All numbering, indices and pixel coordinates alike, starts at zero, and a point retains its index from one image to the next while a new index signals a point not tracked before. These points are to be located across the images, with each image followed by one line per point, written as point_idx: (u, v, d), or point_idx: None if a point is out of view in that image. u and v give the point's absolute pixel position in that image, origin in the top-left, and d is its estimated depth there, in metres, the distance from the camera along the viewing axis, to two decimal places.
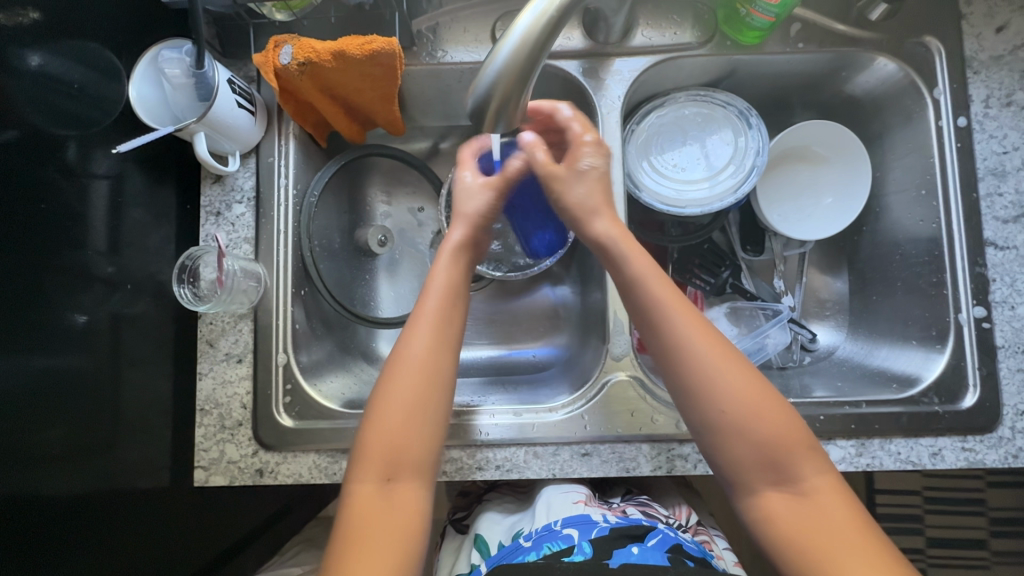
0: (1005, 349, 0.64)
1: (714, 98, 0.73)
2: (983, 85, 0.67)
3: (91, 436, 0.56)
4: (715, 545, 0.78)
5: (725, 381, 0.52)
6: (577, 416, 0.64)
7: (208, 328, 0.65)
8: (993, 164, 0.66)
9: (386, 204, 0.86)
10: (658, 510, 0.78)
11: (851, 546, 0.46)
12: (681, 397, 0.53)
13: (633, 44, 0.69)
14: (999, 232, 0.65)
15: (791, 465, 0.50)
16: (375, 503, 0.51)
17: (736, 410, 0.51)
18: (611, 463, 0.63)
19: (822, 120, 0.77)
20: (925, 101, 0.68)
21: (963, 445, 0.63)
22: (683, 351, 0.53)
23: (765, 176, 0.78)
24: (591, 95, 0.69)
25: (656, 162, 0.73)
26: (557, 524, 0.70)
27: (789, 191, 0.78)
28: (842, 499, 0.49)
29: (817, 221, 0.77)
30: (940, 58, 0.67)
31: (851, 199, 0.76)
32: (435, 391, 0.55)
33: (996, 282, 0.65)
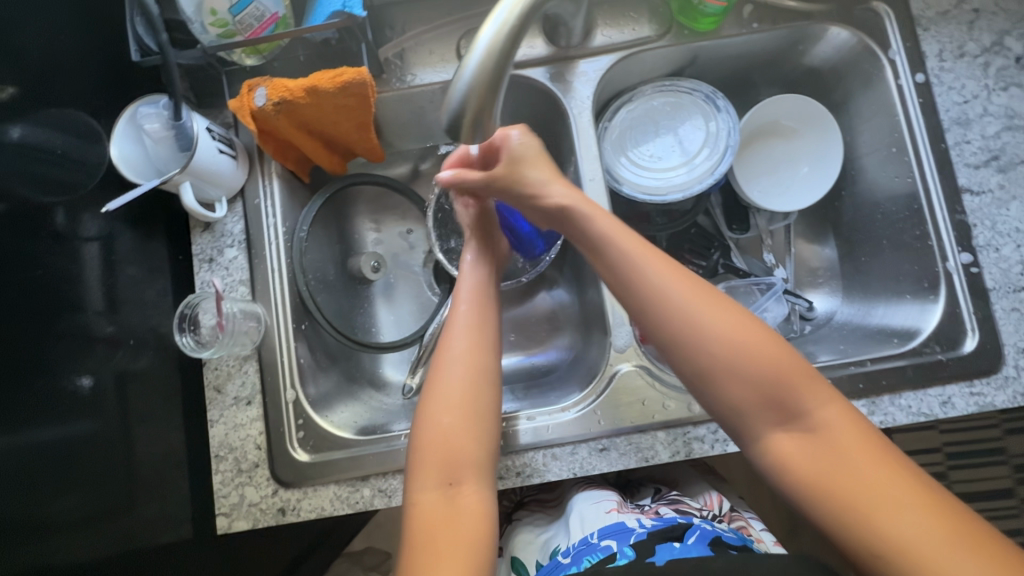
0: (996, 291, 0.65)
1: (680, 86, 0.75)
2: (935, 40, 0.69)
3: (108, 498, 0.56)
4: (753, 528, 0.78)
5: (705, 321, 0.52)
6: (589, 412, 0.65)
7: (214, 374, 0.65)
8: (956, 115, 0.68)
9: (376, 232, 0.87)
10: (689, 505, 0.78)
11: (867, 470, 0.45)
12: (670, 349, 0.53)
13: (595, 45, 0.71)
14: (972, 179, 0.67)
15: (793, 400, 0.50)
16: (442, 497, 0.51)
17: (728, 351, 0.51)
18: (629, 455, 0.63)
19: (786, 95, 0.79)
20: (881, 62, 0.70)
21: (971, 390, 0.63)
22: (657, 299, 0.54)
23: (739, 155, 0.80)
24: (561, 98, 0.71)
25: (633, 154, 0.75)
26: (595, 538, 0.70)
27: (766, 166, 0.80)
28: (851, 423, 0.48)
29: (797, 192, 0.79)
30: (889, 20, 0.70)
31: (827, 166, 0.78)
32: (483, 375, 0.57)
33: (977, 228, 0.66)
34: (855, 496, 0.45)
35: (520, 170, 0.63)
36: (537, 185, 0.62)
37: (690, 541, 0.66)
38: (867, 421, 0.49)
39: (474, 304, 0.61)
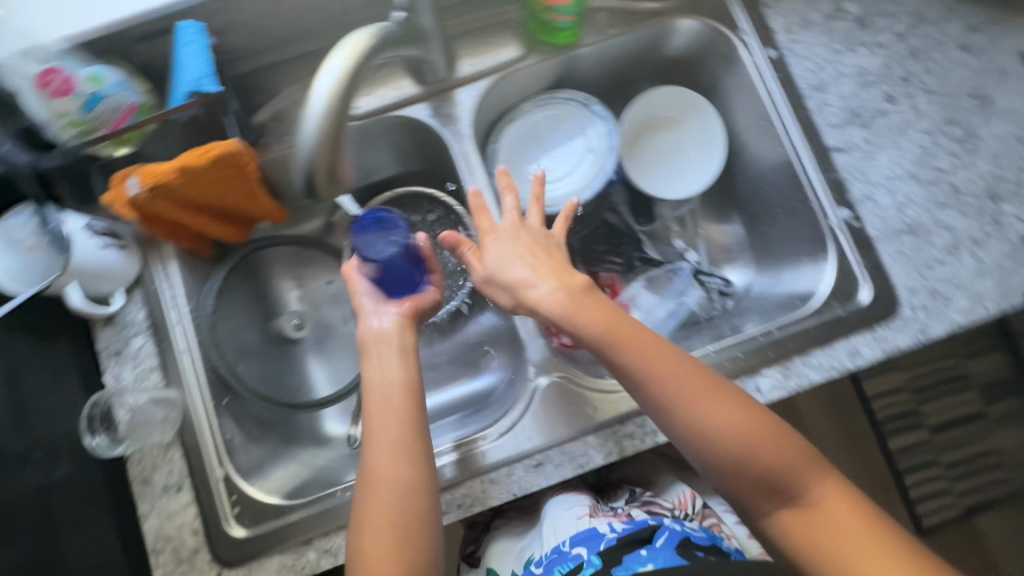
0: (880, 239, 0.68)
1: (556, 98, 0.77)
2: (780, 16, 0.73)
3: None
4: (724, 525, 0.80)
5: (719, 418, 0.55)
6: (519, 430, 0.65)
7: (139, 467, 0.64)
8: (812, 81, 0.71)
9: (298, 289, 0.87)
10: (661, 506, 0.79)
11: (862, 546, 0.52)
12: (685, 442, 0.56)
13: (462, 75, 0.73)
14: (839, 138, 0.70)
15: (795, 484, 0.54)
16: None
17: (732, 445, 0.55)
18: (565, 465, 0.64)
19: (662, 87, 0.82)
20: (735, 44, 0.73)
21: (875, 337, 0.66)
22: (675, 399, 0.55)
23: (630, 151, 0.82)
24: (440, 130, 0.73)
25: (523, 171, 0.77)
26: (566, 546, 0.71)
27: (659, 157, 0.83)
28: (843, 499, 0.54)
29: (691, 177, 0.82)
30: (734, 4, 0.73)
31: (713, 147, 0.81)
32: (416, 484, 0.54)
33: (851, 183, 0.69)
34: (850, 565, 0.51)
35: (508, 265, 0.61)
36: (517, 284, 0.60)
37: (658, 547, 0.66)
38: (857, 493, 0.55)
39: (400, 406, 0.56)
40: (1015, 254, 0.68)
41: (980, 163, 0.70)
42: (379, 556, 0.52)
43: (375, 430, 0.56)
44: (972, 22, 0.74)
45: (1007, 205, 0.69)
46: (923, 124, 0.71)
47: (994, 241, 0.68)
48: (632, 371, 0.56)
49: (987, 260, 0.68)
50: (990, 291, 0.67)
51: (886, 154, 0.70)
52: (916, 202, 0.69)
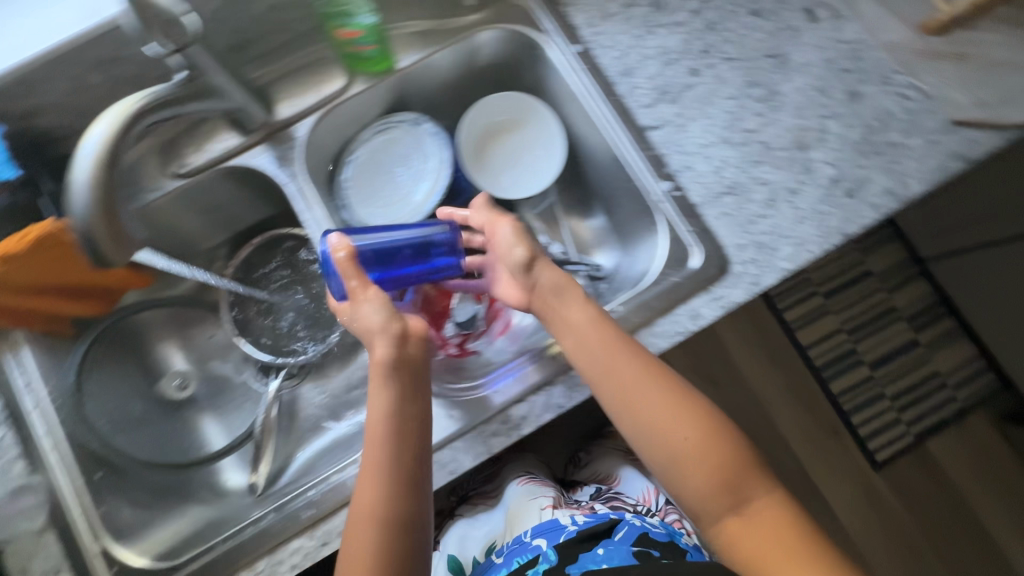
0: (703, 204, 0.72)
1: (389, 122, 0.80)
2: (581, 11, 0.77)
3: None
4: (684, 521, 0.88)
5: (679, 425, 0.61)
6: None
7: (12, 558, 0.63)
8: (619, 67, 0.75)
9: (183, 347, 0.88)
10: (625, 501, 0.88)
11: (790, 556, 0.57)
12: (649, 443, 0.62)
13: (284, 116, 0.75)
14: (651, 116, 0.74)
15: (742, 496, 0.60)
16: None
17: (688, 447, 0.61)
18: (437, 473, 0.65)
19: (495, 94, 0.85)
20: (545, 45, 0.77)
21: (713, 297, 0.69)
22: (641, 403, 0.62)
23: (479, 159, 0.85)
24: (273, 171, 0.74)
25: (367, 196, 0.78)
26: (526, 537, 0.78)
27: (501, 161, 0.86)
28: (780, 515, 0.60)
29: (539, 173, 0.85)
30: (537, 8, 0.77)
31: (553, 142, 0.85)
32: (393, 520, 0.57)
33: (669, 156, 0.73)
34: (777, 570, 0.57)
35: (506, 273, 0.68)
36: (526, 285, 0.66)
37: (614, 543, 0.73)
38: (795, 512, 0.61)
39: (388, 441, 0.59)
40: (829, 197, 0.72)
41: (785, 117, 0.74)
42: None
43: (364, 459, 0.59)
44: None
45: (815, 153, 0.73)
46: (729, 90, 0.75)
47: (809, 188, 0.72)
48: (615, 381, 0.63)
49: (805, 206, 0.72)
50: (811, 235, 0.71)
51: (698, 124, 0.74)
52: (732, 164, 0.73)
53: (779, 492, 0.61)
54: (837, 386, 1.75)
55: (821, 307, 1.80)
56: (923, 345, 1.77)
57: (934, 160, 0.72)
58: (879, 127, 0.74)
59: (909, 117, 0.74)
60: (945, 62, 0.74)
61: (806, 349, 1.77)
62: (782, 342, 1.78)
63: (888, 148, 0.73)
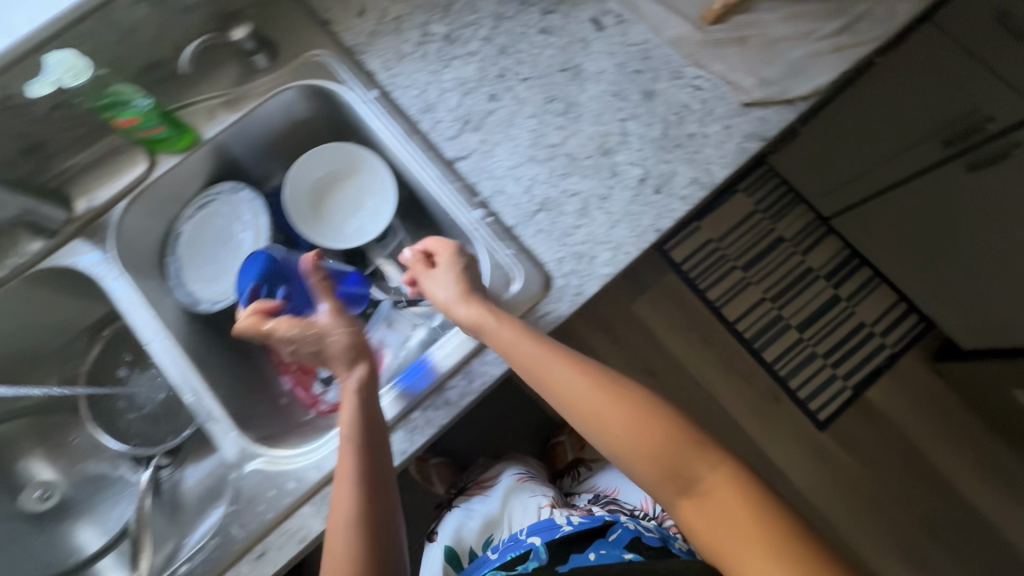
0: (518, 225, 0.73)
1: (207, 196, 0.80)
2: (375, 57, 0.78)
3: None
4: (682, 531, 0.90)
5: (612, 407, 0.63)
6: (232, 528, 0.64)
7: None
8: (420, 105, 0.77)
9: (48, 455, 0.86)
10: (623, 505, 0.90)
11: (739, 529, 0.57)
12: (588, 426, 0.64)
13: (80, 214, 0.75)
14: (457, 147, 0.75)
15: (688, 472, 0.61)
16: None
17: (627, 441, 0.62)
18: (286, 544, 0.63)
19: (312, 151, 0.85)
20: (346, 95, 0.78)
21: (539, 314, 0.71)
22: (575, 387, 0.64)
23: (315, 216, 0.86)
24: (83, 269, 0.74)
25: (199, 274, 0.79)
26: (521, 534, 0.80)
27: (332, 219, 0.86)
28: (730, 488, 0.60)
29: (376, 216, 0.86)
30: (333, 60, 0.78)
31: (381, 183, 0.85)
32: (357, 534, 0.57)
33: (479, 183, 0.74)
34: (726, 549, 0.58)
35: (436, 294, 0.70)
36: (447, 304, 0.68)
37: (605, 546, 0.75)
38: (745, 483, 0.60)
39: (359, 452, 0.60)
40: (638, 196, 0.74)
41: (586, 126, 0.76)
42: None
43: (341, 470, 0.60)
44: (547, 5, 0.80)
45: (619, 156, 0.75)
46: (528, 109, 0.76)
47: (617, 192, 0.74)
48: (554, 388, 0.64)
49: (616, 209, 0.73)
50: (626, 237, 0.72)
51: (503, 147, 0.75)
52: (541, 180, 0.74)
53: (729, 463, 0.61)
54: (770, 354, 1.78)
55: (742, 280, 1.83)
56: (845, 300, 1.80)
57: (733, 144, 0.75)
58: (677, 121, 0.76)
59: (704, 106, 0.76)
60: (728, 48, 0.77)
61: (735, 324, 1.80)
62: (711, 322, 1.80)
63: (688, 140, 0.75)
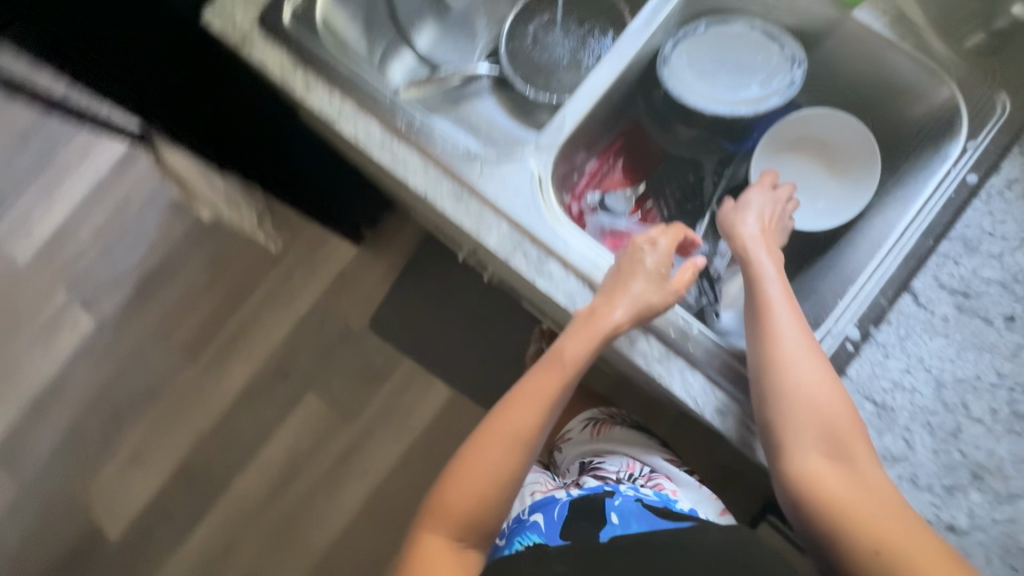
0: (847, 380, 0.62)
1: (779, 39, 0.73)
2: (1023, 166, 0.63)
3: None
4: (670, 485, 0.85)
5: (818, 441, 0.57)
6: (499, 162, 0.70)
7: None
8: (970, 235, 0.63)
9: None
10: (608, 472, 0.87)
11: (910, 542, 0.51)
12: (773, 403, 0.58)
13: None
14: (927, 289, 0.62)
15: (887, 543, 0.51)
16: (510, 444, 0.64)
17: (825, 426, 0.57)
18: (468, 217, 0.68)
19: (856, 125, 0.75)
20: (956, 146, 0.64)
21: (748, 421, 0.63)
22: (797, 360, 0.59)
23: (786, 167, 0.79)
24: None
25: (720, 79, 0.74)
26: (524, 515, 0.75)
27: (811, 178, 0.78)
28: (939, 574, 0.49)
29: (813, 201, 0.77)
30: (1000, 117, 0.63)
31: (849, 196, 0.75)
32: (548, 399, 0.65)
33: (888, 324, 0.62)
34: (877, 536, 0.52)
35: None
36: None
37: (623, 500, 0.74)
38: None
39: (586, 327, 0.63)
40: (922, 527, 0.60)
41: (1005, 441, 0.60)
42: (513, 419, 0.65)
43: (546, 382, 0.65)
44: None
45: (971, 493, 0.60)
46: (1004, 367, 0.61)
47: (921, 497, 0.60)
48: (776, 327, 0.60)
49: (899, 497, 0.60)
50: None
51: (940, 343, 0.62)
52: (913, 399, 0.61)
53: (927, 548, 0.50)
54: None
55: None
56: None
57: None
58: None
59: None
60: None
61: None
62: None
63: None
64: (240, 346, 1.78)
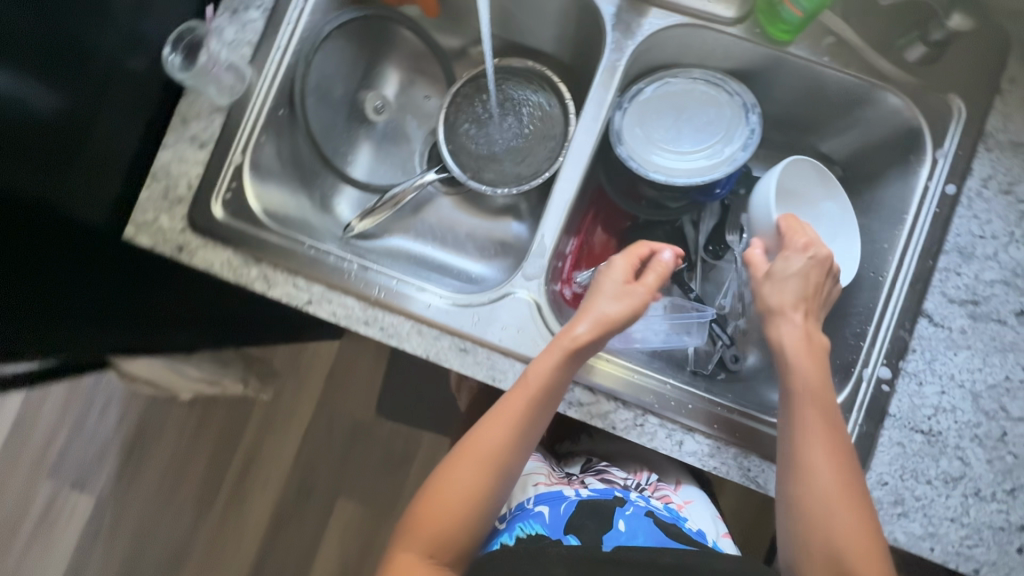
0: (893, 419, 0.63)
1: (726, 85, 0.72)
2: (992, 162, 0.64)
3: (38, 160, 0.59)
4: (676, 498, 0.79)
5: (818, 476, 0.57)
6: (491, 300, 0.67)
7: (187, 106, 0.69)
8: (964, 243, 0.64)
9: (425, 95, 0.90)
10: (615, 476, 0.80)
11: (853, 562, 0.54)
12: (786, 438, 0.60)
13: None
14: (940, 308, 0.63)
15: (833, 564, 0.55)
16: (483, 465, 0.62)
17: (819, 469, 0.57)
18: (481, 367, 0.66)
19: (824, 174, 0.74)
20: (926, 158, 0.65)
21: None
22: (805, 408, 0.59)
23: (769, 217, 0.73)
24: (626, 32, 0.70)
25: (679, 143, 0.72)
26: (529, 502, 0.71)
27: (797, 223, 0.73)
28: None
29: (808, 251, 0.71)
30: (958, 121, 0.64)
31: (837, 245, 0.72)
32: (521, 424, 0.62)
33: (914, 353, 0.63)
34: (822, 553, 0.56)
35: None
36: None
37: (636, 511, 0.69)
38: None
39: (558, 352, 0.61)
40: (1000, 537, 0.61)
41: None
42: (487, 441, 0.62)
43: (516, 408, 0.62)
44: None
45: None
46: None
47: (992, 509, 0.62)
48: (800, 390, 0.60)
49: (971, 516, 0.62)
50: (947, 539, 0.61)
51: (967, 357, 0.63)
52: (957, 417, 0.62)
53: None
54: None
55: None
56: None
57: None
58: None
59: None
60: None
61: None
62: None
63: None
64: (249, 484, 1.60)
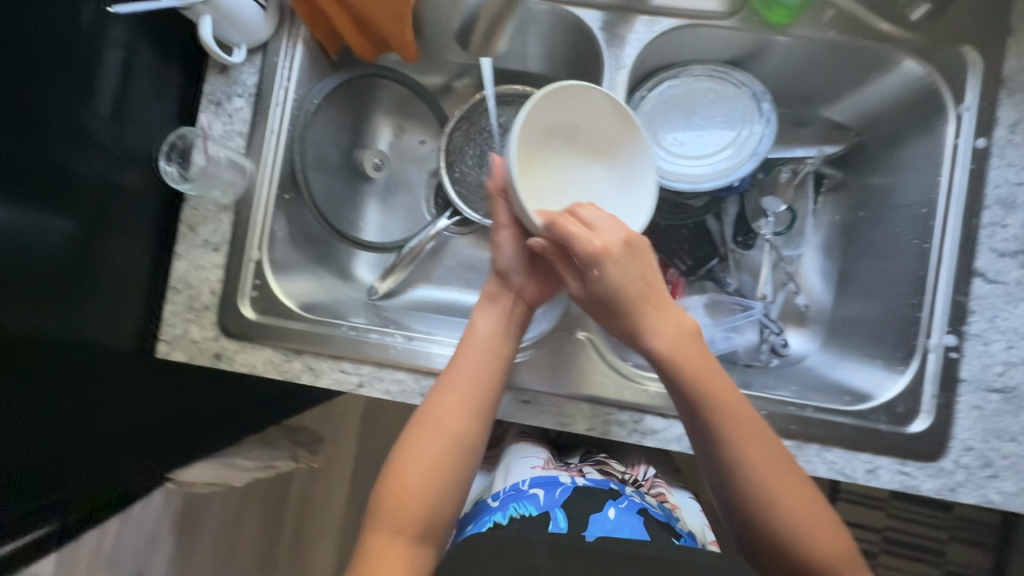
0: (967, 383, 0.62)
1: (731, 76, 0.71)
2: (1017, 106, 0.63)
3: (54, 307, 0.56)
4: (672, 497, 0.75)
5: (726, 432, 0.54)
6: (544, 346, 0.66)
7: (191, 212, 0.68)
8: (1004, 194, 0.62)
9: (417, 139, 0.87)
10: (614, 469, 0.75)
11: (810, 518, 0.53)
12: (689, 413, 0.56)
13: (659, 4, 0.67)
14: (991, 264, 0.62)
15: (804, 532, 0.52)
16: (448, 442, 0.56)
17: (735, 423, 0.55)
18: (547, 415, 0.65)
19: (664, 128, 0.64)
20: (949, 115, 0.64)
21: (901, 468, 0.62)
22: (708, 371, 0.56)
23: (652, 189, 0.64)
24: (619, 45, 0.68)
25: (692, 146, 0.71)
26: (524, 484, 0.65)
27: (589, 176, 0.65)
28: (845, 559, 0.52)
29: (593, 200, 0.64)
30: (975, 71, 0.63)
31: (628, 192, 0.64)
32: (480, 394, 0.59)
33: (975, 314, 0.62)
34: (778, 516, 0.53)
35: None
36: None
37: (629, 505, 0.63)
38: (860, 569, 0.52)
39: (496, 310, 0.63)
40: None
41: None
42: (446, 415, 0.57)
43: (470, 362, 0.60)
44: None
45: None
46: None
47: None
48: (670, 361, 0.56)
49: None
50: None
51: None
52: None
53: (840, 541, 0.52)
54: None
55: None
56: None
57: None
58: None
59: None
60: None
61: None
62: None
63: None
64: None
